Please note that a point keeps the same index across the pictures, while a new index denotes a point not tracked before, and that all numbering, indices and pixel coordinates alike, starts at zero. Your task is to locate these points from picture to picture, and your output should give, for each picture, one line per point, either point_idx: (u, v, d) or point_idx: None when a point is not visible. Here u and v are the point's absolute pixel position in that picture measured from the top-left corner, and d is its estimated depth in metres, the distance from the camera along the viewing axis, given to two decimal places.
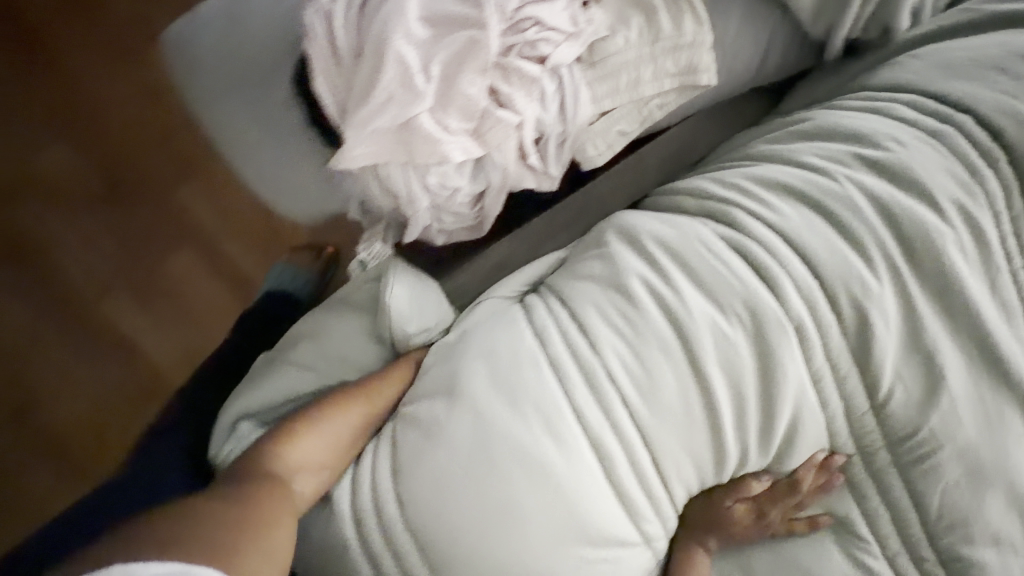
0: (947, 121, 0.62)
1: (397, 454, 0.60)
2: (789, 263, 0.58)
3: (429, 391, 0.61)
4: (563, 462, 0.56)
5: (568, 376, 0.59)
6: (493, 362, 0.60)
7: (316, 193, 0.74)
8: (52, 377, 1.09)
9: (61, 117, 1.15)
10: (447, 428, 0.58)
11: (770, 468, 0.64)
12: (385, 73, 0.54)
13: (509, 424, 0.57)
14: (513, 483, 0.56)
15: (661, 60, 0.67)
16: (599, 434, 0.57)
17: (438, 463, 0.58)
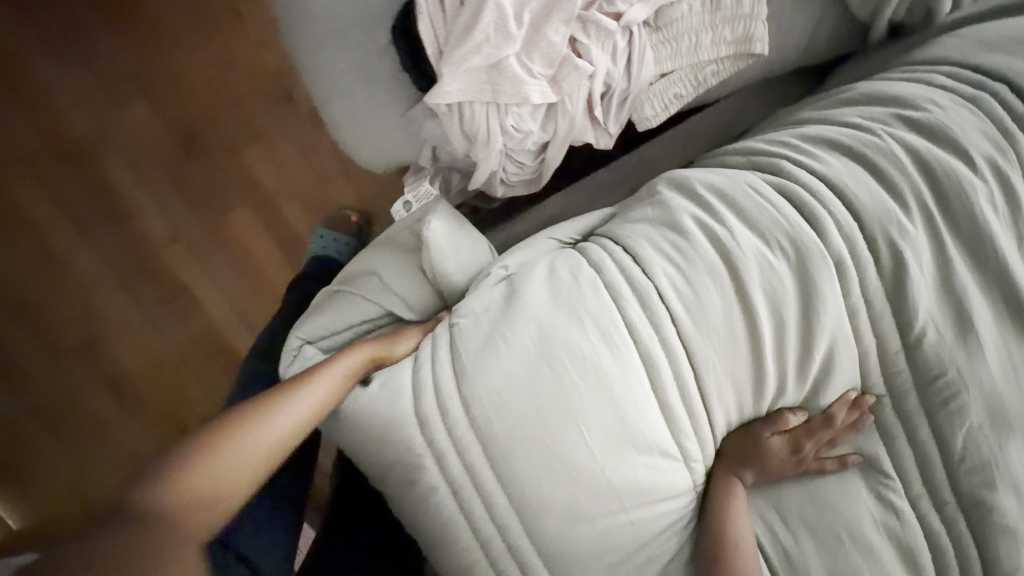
0: (984, 89, 0.69)
1: (454, 356, 0.64)
2: (833, 205, 0.64)
3: (492, 304, 0.67)
4: (616, 367, 0.62)
5: (624, 296, 0.65)
6: (557, 281, 0.67)
7: (395, 140, 0.82)
8: (138, 318, 1.34)
9: (160, 86, 1.33)
10: (513, 333, 0.63)
11: (803, 407, 0.69)
12: (484, 17, 0.62)
13: (568, 332, 0.63)
14: (570, 384, 0.61)
15: (720, 28, 0.75)
16: (649, 347, 0.63)
17: (504, 364, 0.62)
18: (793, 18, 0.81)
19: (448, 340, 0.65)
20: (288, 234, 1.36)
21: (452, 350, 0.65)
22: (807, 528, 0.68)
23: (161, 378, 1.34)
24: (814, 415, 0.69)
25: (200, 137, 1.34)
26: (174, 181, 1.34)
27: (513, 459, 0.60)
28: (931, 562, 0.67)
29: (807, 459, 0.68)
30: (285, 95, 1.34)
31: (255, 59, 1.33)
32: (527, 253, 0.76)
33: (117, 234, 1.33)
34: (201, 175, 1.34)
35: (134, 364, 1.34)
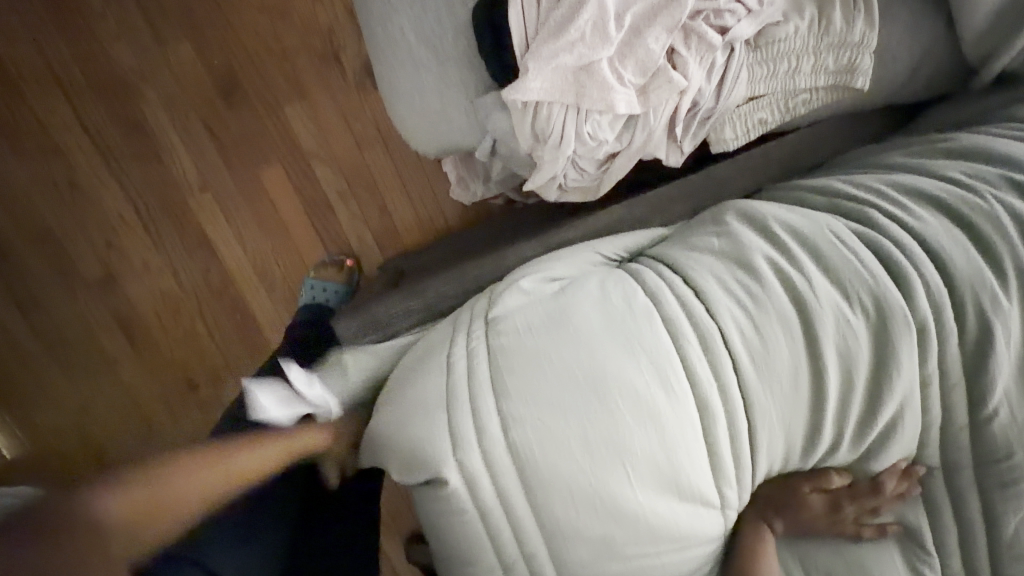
0: None
1: (495, 375, 0.63)
2: (925, 268, 0.60)
3: (534, 322, 0.65)
4: (669, 409, 0.59)
5: (684, 333, 0.61)
6: (609, 307, 0.64)
7: (454, 128, 0.78)
8: (157, 259, 1.32)
9: (207, 28, 1.27)
10: (560, 357, 0.61)
11: (849, 468, 0.66)
12: (583, 14, 0.58)
13: (621, 364, 0.60)
14: (621, 420, 0.58)
15: (823, 55, 0.69)
16: (707, 392, 0.60)
17: (545, 389, 0.60)
18: (899, 51, 0.75)
19: (489, 359, 0.64)
20: (318, 199, 1.33)
21: (492, 366, 0.64)
22: None
23: (173, 324, 1.33)
24: (862, 479, 0.66)
25: (241, 86, 1.29)
26: (210, 130, 1.30)
27: (550, 488, 0.58)
28: None
29: (847, 522, 0.65)
30: (331, 56, 1.29)
31: (307, 12, 1.27)
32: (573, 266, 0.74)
33: (147, 177, 1.30)
34: (237, 127, 1.30)
35: (150, 309, 1.33)
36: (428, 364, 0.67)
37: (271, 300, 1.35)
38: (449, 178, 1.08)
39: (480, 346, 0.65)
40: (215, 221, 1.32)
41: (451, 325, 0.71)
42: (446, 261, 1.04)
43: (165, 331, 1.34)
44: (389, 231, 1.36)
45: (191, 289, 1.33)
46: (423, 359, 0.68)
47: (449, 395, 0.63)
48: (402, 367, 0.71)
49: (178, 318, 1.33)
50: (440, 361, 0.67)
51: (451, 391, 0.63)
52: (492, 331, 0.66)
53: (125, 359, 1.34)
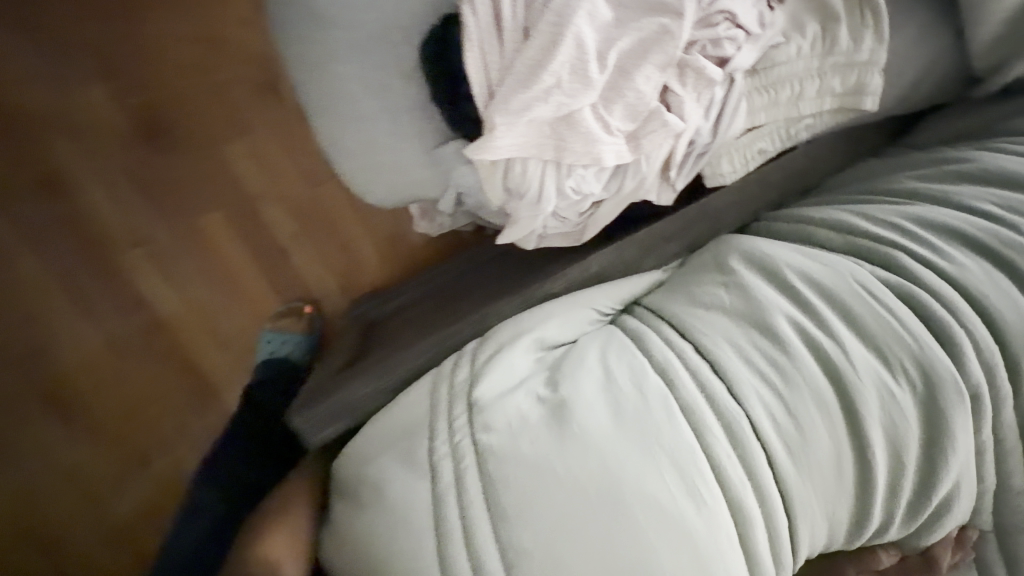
0: None
1: (488, 488, 0.53)
2: (971, 323, 0.53)
3: (529, 417, 0.55)
4: (701, 523, 0.50)
5: (707, 422, 0.52)
6: (616, 396, 0.54)
7: (409, 179, 0.66)
8: (76, 325, 1.13)
9: (120, 59, 1.10)
10: (566, 466, 0.51)
11: (896, 542, 0.59)
12: (559, 55, 0.47)
13: (639, 472, 0.51)
14: (647, 543, 0.49)
15: (828, 77, 0.61)
16: (740, 492, 0.51)
17: (555, 510, 0.50)
18: (908, 62, 0.67)
19: (478, 464, 0.54)
20: (270, 245, 1.19)
21: (484, 478, 0.53)
22: None
23: (104, 398, 1.15)
24: (910, 553, 0.58)
25: (167, 124, 1.13)
26: (135, 178, 1.13)
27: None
28: None
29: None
30: (269, 87, 1.15)
31: (240, 40, 1.13)
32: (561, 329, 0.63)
33: (63, 234, 1.12)
34: (167, 172, 1.14)
35: (79, 383, 1.14)
36: (406, 468, 0.56)
37: (224, 359, 1.20)
38: (413, 211, 0.94)
39: (466, 444, 0.55)
40: (144, 280, 1.15)
41: (426, 406, 0.59)
42: (425, 316, 0.90)
43: (95, 405, 1.14)
44: (352, 275, 1.23)
45: (131, 357, 1.16)
46: (399, 464, 0.57)
47: (436, 515, 0.53)
48: (369, 473, 0.58)
49: (115, 390, 1.15)
50: (422, 469, 0.55)
51: (438, 511, 0.53)
52: (478, 425, 0.56)
53: (41, 444, 1.12)
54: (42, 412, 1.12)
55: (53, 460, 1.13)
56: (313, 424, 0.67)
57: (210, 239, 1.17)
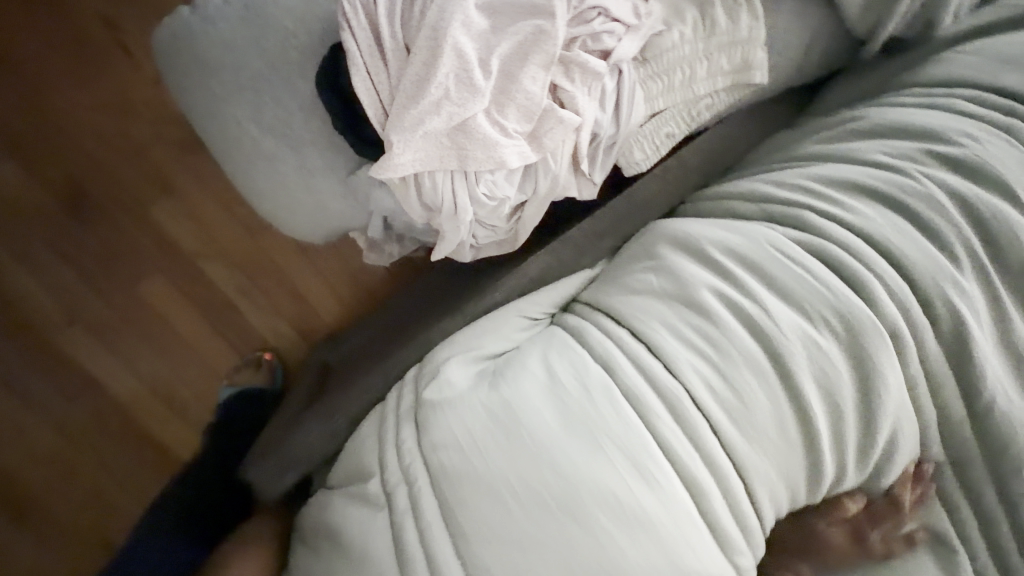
0: (1014, 115, 0.61)
1: (444, 507, 0.52)
2: (878, 266, 0.55)
3: (475, 429, 0.53)
4: (656, 503, 0.50)
5: (649, 406, 0.53)
6: (559, 393, 0.54)
7: (330, 211, 0.65)
8: (19, 416, 1.09)
9: (31, 135, 1.07)
10: (517, 471, 0.51)
11: (862, 487, 0.59)
12: (441, 67, 0.48)
13: (590, 468, 0.50)
14: (607, 536, 0.49)
15: (715, 57, 0.63)
16: (690, 467, 0.51)
17: (512, 518, 0.50)
18: (796, 32, 0.69)
19: (432, 484, 0.53)
20: (214, 301, 1.16)
21: (439, 498, 0.52)
22: None
23: (64, 487, 1.11)
24: (876, 497, 0.59)
25: (88, 194, 1.10)
26: (64, 255, 1.10)
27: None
28: None
29: (877, 552, 0.57)
30: (192, 141, 1.13)
31: (153, 98, 1.10)
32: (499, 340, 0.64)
33: None
34: (98, 244, 1.10)
35: (35, 474, 1.09)
36: (362, 500, 0.55)
37: (185, 428, 1.16)
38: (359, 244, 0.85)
39: (417, 464, 0.54)
40: (85, 357, 1.11)
41: (377, 436, 0.58)
42: (379, 346, 0.90)
43: (58, 493, 1.10)
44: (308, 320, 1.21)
45: (86, 440, 1.11)
46: (356, 496, 0.56)
47: (397, 546, 0.52)
48: (329, 510, 0.57)
49: (72, 479, 1.11)
50: (379, 497, 0.55)
51: (398, 538, 0.52)
52: (426, 445, 0.54)
53: (6, 541, 1.08)
54: (4, 504, 1.08)
55: (21, 556, 1.09)
56: (264, 475, 0.73)
57: (151, 303, 1.13)
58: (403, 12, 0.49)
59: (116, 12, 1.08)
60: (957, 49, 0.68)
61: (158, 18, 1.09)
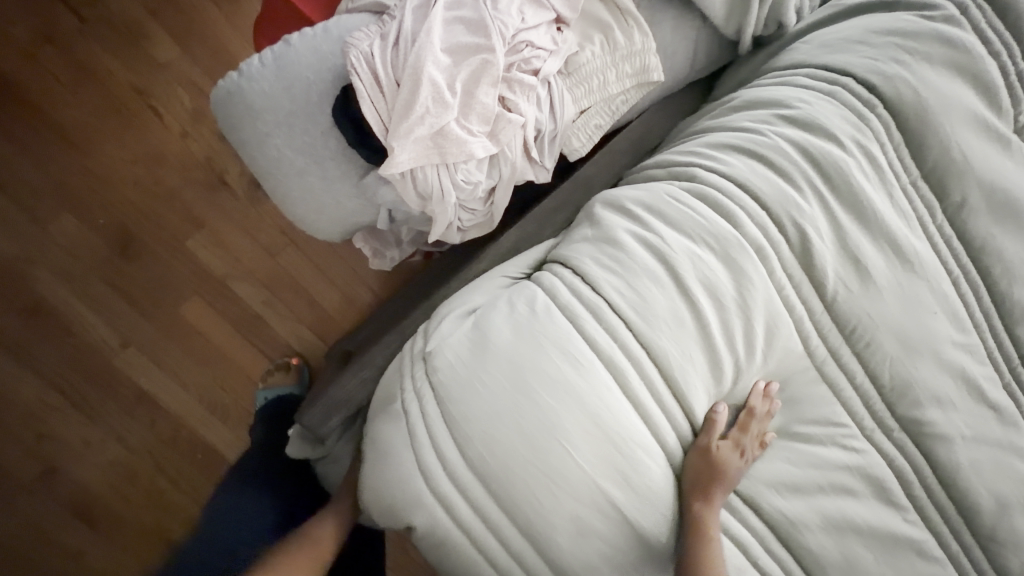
0: (836, 83, 0.83)
1: (443, 408, 0.72)
2: (742, 200, 0.77)
3: (460, 352, 0.73)
4: (587, 385, 0.69)
5: (579, 313, 0.73)
6: (517, 319, 0.74)
7: (346, 210, 0.86)
8: (90, 433, 1.28)
9: (81, 194, 1.29)
10: (489, 375, 0.71)
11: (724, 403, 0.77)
12: (421, 93, 0.70)
13: (539, 365, 0.70)
14: (549, 408, 0.68)
15: (620, 65, 0.86)
16: (610, 353, 0.71)
17: (488, 407, 0.70)
18: (676, 42, 0.92)
19: (432, 391, 0.73)
20: (246, 316, 1.34)
21: (440, 403, 0.72)
22: (795, 485, 0.78)
23: (128, 493, 1.29)
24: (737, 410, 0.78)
25: (132, 236, 1.30)
26: (117, 289, 1.30)
27: (509, 487, 0.68)
28: (894, 481, 0.80)
29: (749, 453, 0.75)
30: (216, 180, 1.33)
31: (179, 148, 1.32)
32: (481, 292, 0.82)
33: (64, 355, 1.28)
34: (142, 277, 1.31)
35: (103, 483, 1.28)
36: (389, 415, 0.75)
37: (229, 431, 1.33)
38: (365, 252, 1.05)
39: (424, 384, 0.74)
40: (139, 375, 1.30)
41: (397, 369, 0.78)
42: (391, 323, 1.10)
43: (123, 500, 1.28)
44: (326, 321, 1.39)
45: (143, 450, 1.30)
46: (385, 415, 0.75)
47: (412, 439, 0.72)
48: (372, 428, 0.77)
49: (135, 485, 1.29)
50: (397, 408, 0.75)
51: (413, 436, 0.72)
52: (429, 369, 0.74)
53: (84, 546, 1.27)
54: (81, 517, 1.27)
55: (99, 558, 1.27)
56: (319, 421, 0.91)
57: (191, 322, 1.32)
58: (392, 58, 0.72)
59: (144, 81, 1.30)
60: (799, 41, 0.92)
61: (182, 85, 1.32)
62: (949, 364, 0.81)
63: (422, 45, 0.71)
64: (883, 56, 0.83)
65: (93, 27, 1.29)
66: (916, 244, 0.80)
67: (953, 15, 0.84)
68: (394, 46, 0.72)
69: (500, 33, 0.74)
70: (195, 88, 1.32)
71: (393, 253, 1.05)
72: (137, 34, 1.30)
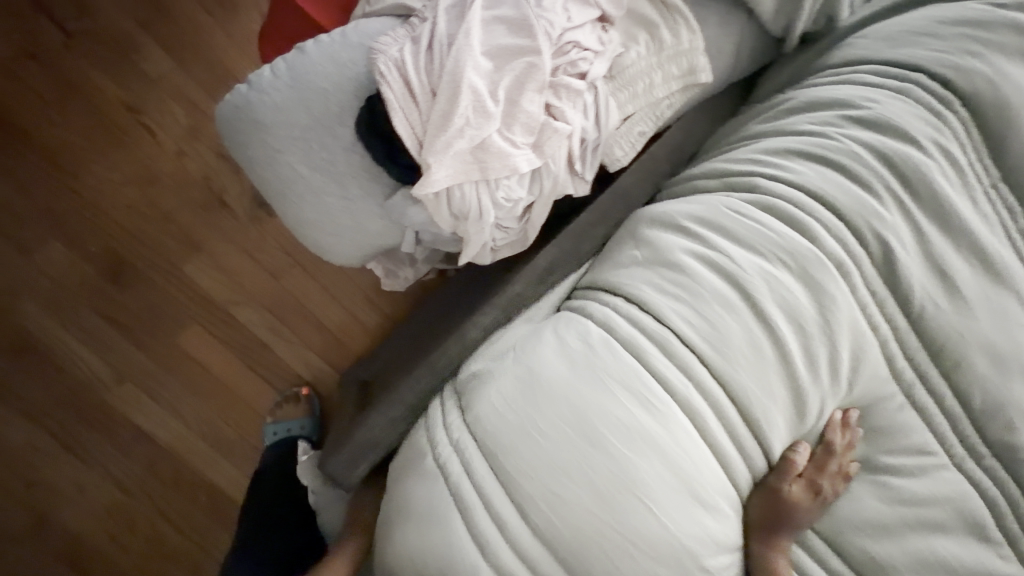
0: (907, 80, 0.77)
1: (491, 462, 0.63)
2: (816, 211, 0.70)
3: (506, 396, 0.65)
4: (660, 428, 0.62)
5: (643, 348, 0.65)
6: (570, 356, 0.66)
7: (366, 234, 0.76)
8: (83, 478, 1.17)
9: (68, 218, 1.19)
10: (544, 423, 0.63)
11: (800, 438, 0.70)
12: (461, 102, 0.62)
13: (602, 408, 0.62)
14: (619, 456, 0.61)
15: (667, 66, 0.79)
16: (684, 392, 0.64)
17: (547, 459, 0.62)
18: (723, 39, 0.85)
19: (478, 445, 0.65)
20: (251, 345, 1.24)
21: (486, 456, 0.64)
22: (885, 530, 0.70)
23: (126, 542, 1.18)
24: (814, 446, 0.70)
25: (126, 262, 1.21)
26: (110, 321, 1.20)
27: (578, 551, 0.60)
28: (988, 514, 0.72)
29: (825, 493, 0.69)
30: (215, 201, 1.24)
31: (174, 167, 1.23)
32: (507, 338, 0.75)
33: (52, 394, 1.17)
34: (137, 305, 1.21)
35: (99, 531, 1.17)
36: (422, 474, 0.66)
37: (233, 470, 1.23)
38: (376, 273, 0.95)
39: (464, 435, 0.66)
40: (136, 414, 1.20)
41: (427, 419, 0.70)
42: (413, 352, 1.00)
43: (121, 549, 1.18)
44: (337, 348, 1.28)
45: (142, 494, 1.19)
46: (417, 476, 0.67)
47: (459, 496, 0.63)
48: (398, 492, 0.69)
49: (135, 532, 1.19)
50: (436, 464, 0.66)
51: (461, 493, 0.63)
52: (470, 416, 0.66)
53: None
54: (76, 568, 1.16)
55: None
56: (341, 469, 0.80)
57: (191, 353, 1.22)
58: (426, 64, 0.64)
59: (136, 97, 1.21)
60: (856, 36, 0.85)
61: (176, 99, 1.23)
62: None
63: (461, 48, 0.63)
64: (954, 48, 0.77)
65: (79, 40, 1.20)
66: (999, 253, 0.73)
67: None
68: (427, 50, 0.64)
69: (546, 33, 0.67)
70: (191, 103, 1.23)
71: (405, 275, 0.95)
72: (128, 47, 1.22)
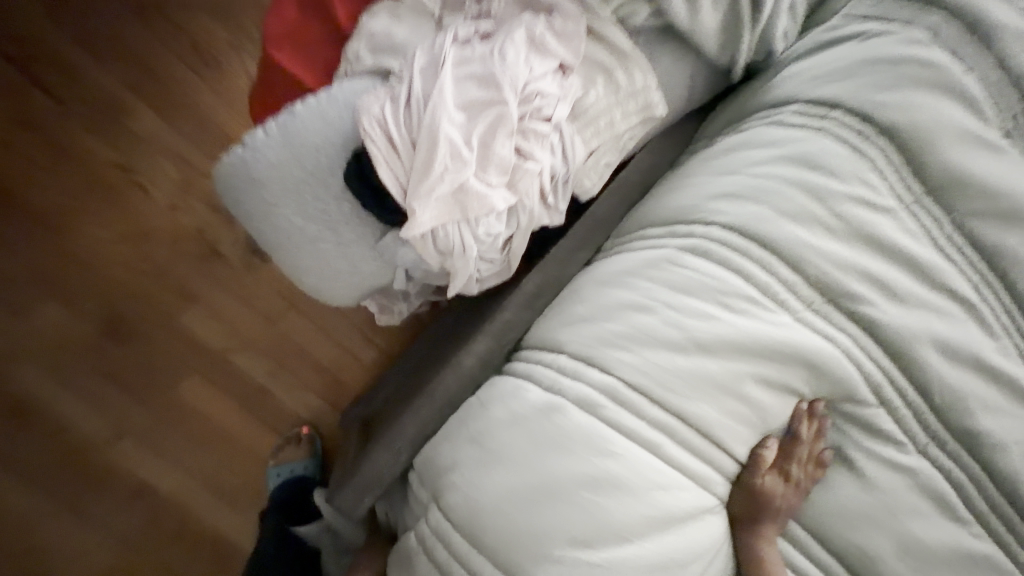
0: (826, 117, 0.86)
1: (466, 531, 0.72)
2: (748, 250, 0.79)
3: (467, 473, 0.74)
4: (622, 468, 0.70)
5: (596, 399, 0.73)
6: (525, 424, 0.73)
7: (360, 275, 0.82)
8: (88, 536, 1.19)
9: (65, 280, 1.23)
10: (507, 488, 0.71)
11: (770, 433, 0.76)
12: (439, 152, 0.69)
13: (560, 465, 0.71)
14: (584, 502, 0.69)
15: (625, 103, 0.86)
16: (637, 430, 0.72)
17: (516, 518, 0.70)
18: (674, 77, 0.93)
19: (450, 518, 0.73)
20: (249, 390, 1.27)
21: (460, 528, 0.72)
22: (866, 518, 0.74)
23: None
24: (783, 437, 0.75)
25: (123, 319, 1.24)
26: (109, 377, 1.22)
27: None
28: (953, 494, 0.77)
29: (801, 481, 0.74)
30: (209, 252, 1.29)
31: (168, 223, 1.28)
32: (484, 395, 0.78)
33: (53, 454, 1.19)
34: (136, 360, 1.24)
35: None
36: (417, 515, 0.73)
37: (239, 515, 1.25)
38: (371, 309, 1.00)
39: (436, 508, 0.75)
40: (139, 467, 1.22)
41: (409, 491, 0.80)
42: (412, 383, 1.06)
43: None
44: (335, 386, 1.32)
45: (148, 546, 1.21)
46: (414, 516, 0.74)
47: None
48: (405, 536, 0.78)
49: None
50: None
51: None
52: (440, 497, 0.75)
53: None
54: None
55: None
56: (351, 503, 0.85)
57: (191, 402, 1.25)
58: (406, 120, 0.71)
59: (129, 159, 1.27)
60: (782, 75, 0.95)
61: (168, 159, 1.29)
62: (990, 370, 0.80)
63: (436, 104, 0.70)
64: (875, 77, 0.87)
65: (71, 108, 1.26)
66: (933, 257, 0.81)
67: (937, 29, 0.88)
68: (406, 106, 0.71)
69: (511, 84, 0.74)
70: (183, 162, 1.29)
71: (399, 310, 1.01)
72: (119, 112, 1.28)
